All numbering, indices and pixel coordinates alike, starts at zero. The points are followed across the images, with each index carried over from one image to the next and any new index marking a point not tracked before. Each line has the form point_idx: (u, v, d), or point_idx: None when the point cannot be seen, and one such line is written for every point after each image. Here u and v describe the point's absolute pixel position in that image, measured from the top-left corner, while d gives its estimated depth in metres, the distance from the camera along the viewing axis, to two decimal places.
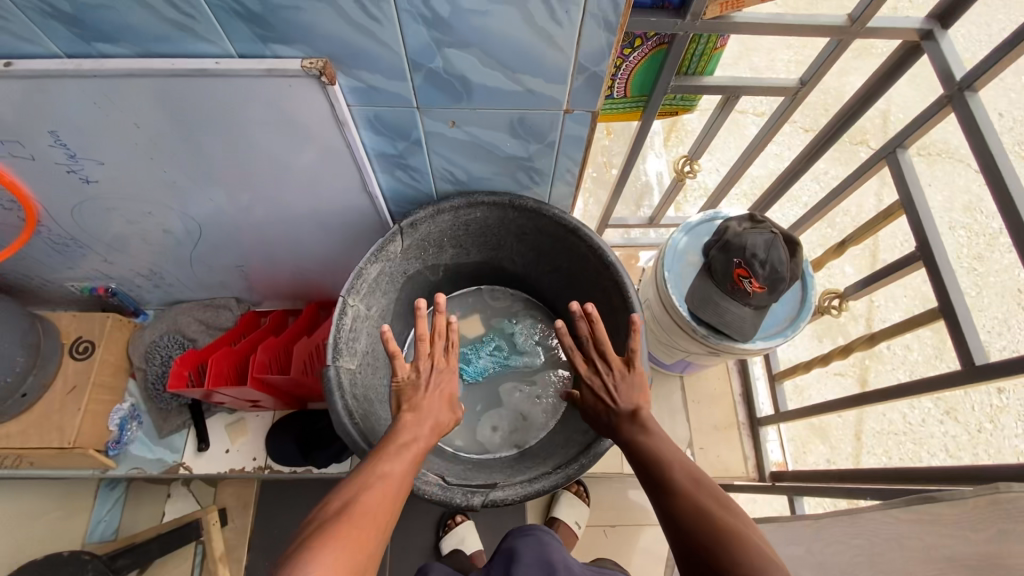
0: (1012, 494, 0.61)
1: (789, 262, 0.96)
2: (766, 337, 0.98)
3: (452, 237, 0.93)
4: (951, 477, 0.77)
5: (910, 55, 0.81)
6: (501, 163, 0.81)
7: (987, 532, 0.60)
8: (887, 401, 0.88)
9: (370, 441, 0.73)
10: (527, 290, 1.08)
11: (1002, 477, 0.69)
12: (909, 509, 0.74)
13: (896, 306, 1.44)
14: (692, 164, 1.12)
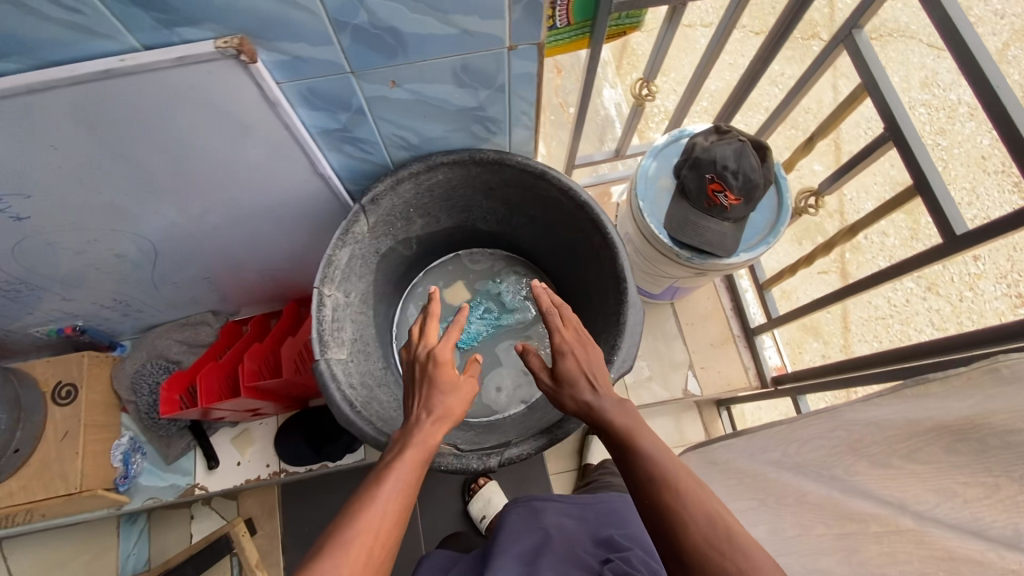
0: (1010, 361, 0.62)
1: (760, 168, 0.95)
2: (750, 248, 0.98)
3: (418, 206, 0.89)
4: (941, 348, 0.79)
5: None
6: (453, 119, 0.77)
7: (980, 401, 0.62)
8: (873, 288, 0.89)
9: (376, 426, 0.72)
10: (505, 246, 1.06)
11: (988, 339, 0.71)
12: (896, 396, 0.74)
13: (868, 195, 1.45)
14: (649, 85, 1.08)
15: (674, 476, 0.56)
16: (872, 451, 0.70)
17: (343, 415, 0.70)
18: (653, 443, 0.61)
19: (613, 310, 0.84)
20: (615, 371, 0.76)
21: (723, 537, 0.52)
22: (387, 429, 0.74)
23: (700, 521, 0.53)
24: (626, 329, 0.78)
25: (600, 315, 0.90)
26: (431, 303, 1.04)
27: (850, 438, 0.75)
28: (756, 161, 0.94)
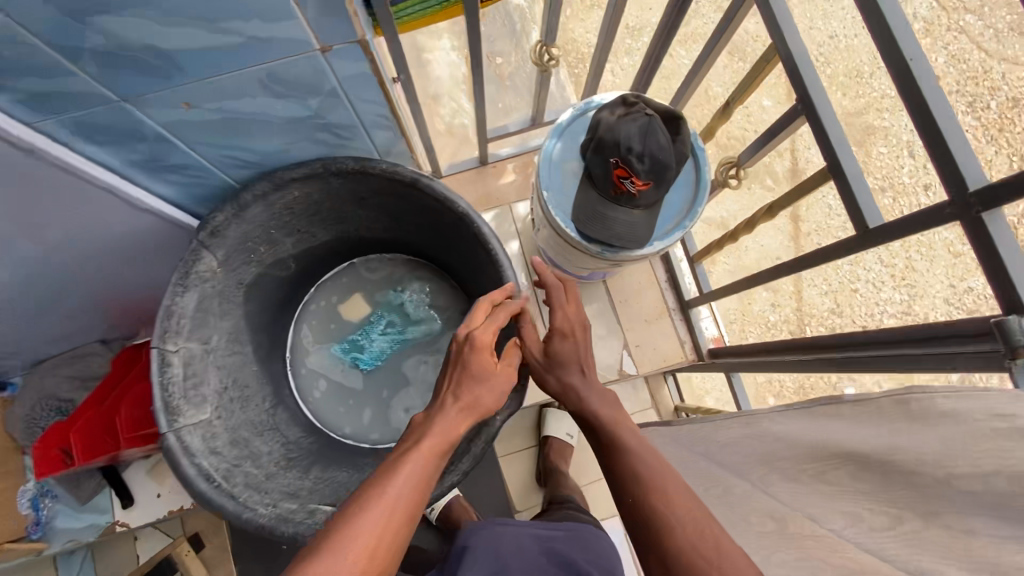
0: (923, 393, 0.52)
1: (672, 144, 0.83)
2: (665, 236, 0.89)
3: (280, 226, 0.77)
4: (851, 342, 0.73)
5: None
6: (289, 132, 0.64)
7: (883, 431, 0.54)
8: (793, 272, 0.80)
9: (241, 499, 0.65)
10: (403, 251, 0.95)
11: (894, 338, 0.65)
12: (808, 411, 0.66)
13: None
14: (550, 49, 0.93)
15: (659, 467, 0.66)
16: (784, 464, 0.65)
17: (198, 491, 0.63)
18: (636, 439, 0.70)
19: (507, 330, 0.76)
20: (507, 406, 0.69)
21: (708, 538, 0.57)
22: (257, 496, 0.67)
23: (680, 510, 0.60)
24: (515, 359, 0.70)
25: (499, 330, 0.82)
26: (326, 322, 0.94)
27: (763, 449, 0.70)
28: (666, 138, 0.81)
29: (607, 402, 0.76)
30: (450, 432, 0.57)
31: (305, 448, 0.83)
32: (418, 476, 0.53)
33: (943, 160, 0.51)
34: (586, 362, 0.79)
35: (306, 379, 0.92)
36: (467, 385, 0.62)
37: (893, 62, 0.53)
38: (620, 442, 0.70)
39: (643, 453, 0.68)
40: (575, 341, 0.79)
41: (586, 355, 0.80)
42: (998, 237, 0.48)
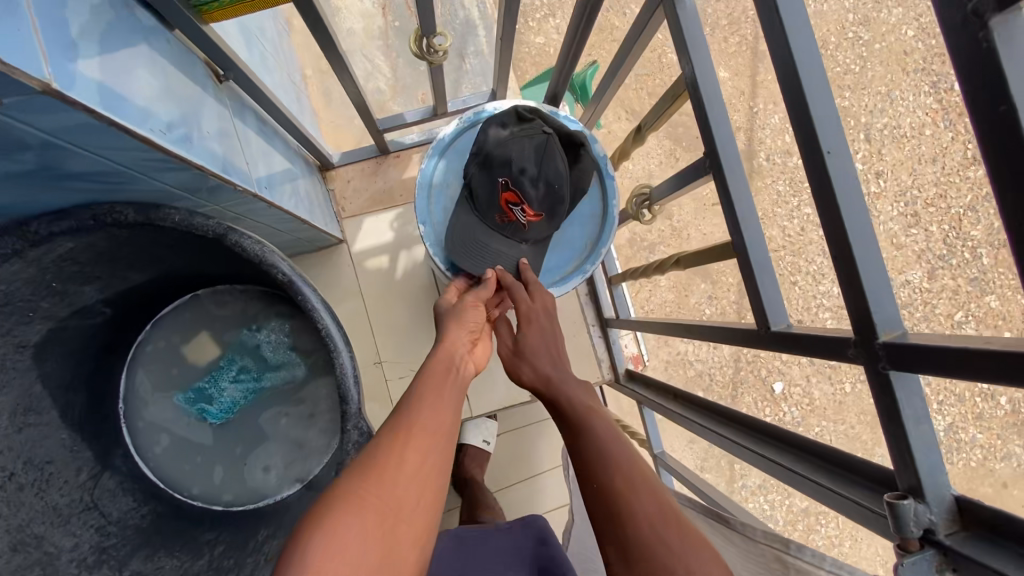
0: (801, 561, 0.44)
1: (570, 174, 0.73)
2: (561, 280, 0.77)
3: (63, 278, 0.60)
4: (745, 424, 0.67)
5: None
6: (16, 176, 0.46)
7: None
8: (692, 337, 0.72)
9: None
10: (257, 284, 0.79)
11: (784, 438, 0.58)
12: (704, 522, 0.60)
13: None
14: (433, 38, 0.76)
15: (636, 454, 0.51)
16: None
17: None
18: (607, 424, 0.54)
19: None
20: None
21: (673, 526, 0.44)
22: None
23: (644, 499, 0.46)
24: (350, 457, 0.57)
25: None
26: (167, 366, 0.80)
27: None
28: (560, 162, 0.71)
29: (580, 382, 0.62)
30: (457, 355, 0.60)
31: (132, 526, 0.70)
32: (439, 401, 0.51)
33: (851, 285, 0.40)
34: (552, 342, 0.66)
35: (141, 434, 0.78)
36: (461, 325, 0.64)
37: (809, 149, 0.41)
38: (589, 422, 0.54)
39: (617, 435, 0.52)
40: (541, 308, 0.68)
41: (556, 331, 0.67)
42: (902, 399, 0.39)
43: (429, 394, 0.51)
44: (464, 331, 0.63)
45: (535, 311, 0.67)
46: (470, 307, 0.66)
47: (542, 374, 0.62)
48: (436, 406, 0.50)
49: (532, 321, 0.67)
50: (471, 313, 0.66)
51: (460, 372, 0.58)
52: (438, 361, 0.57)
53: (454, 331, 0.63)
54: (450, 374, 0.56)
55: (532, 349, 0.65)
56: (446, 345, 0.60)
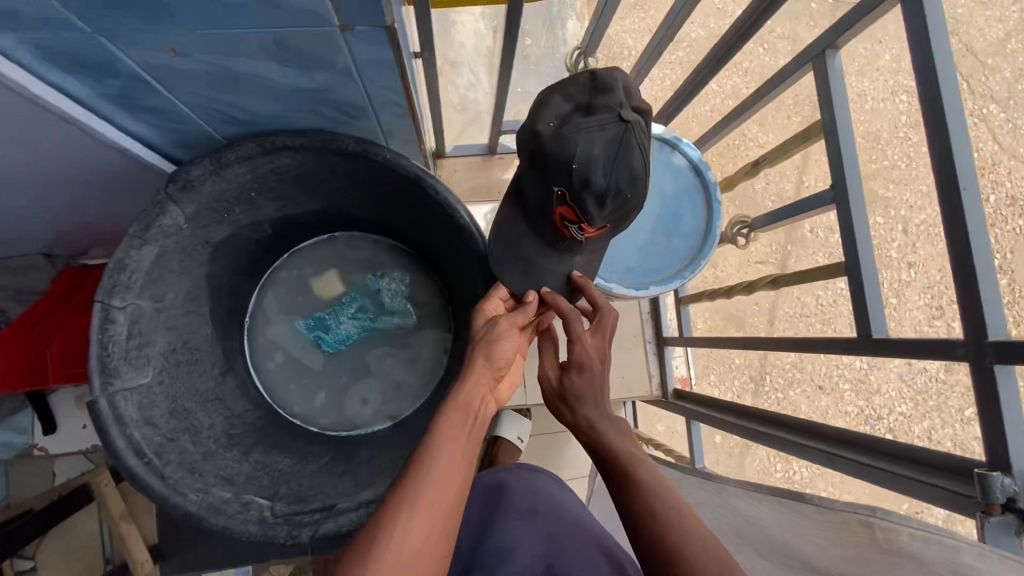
0: (886, 522, 0.55)
1: (639, 177, 0.68)
2: (663, 281, 0.86)
3: (262, 190, 0.70)
4: (821, 433, 0.76)
5: None
6: (289, 98, 0.57)
7: (846, 551, 0.57)
8: (774, 351, 0.82)
9: (171, 480, 0.60)
10: (392, 236, 0.89)
11: (863, 441, 0.69)
12: (773, 496, 0.70)
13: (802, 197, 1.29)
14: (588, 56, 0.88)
15: (676, 511, 0.56)
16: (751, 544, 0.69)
17: (124, 465, 0.58)
18: (654, 476, 0.59)
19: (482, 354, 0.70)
20: None
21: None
22: (185, 479, 0.62)
23: (709, 563, 0.52)
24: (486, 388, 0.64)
25: None
26: (295, 293, 0.89)
27: (739, 526, 0.72)
28: (635, 154, 0.66)
29: (624, 431, 0.63)
30: (471, 396, 0.59)
31: (250, 423, 0.78)
32: (454, 457, 0.53)
33: (969, 299, 0.50)
34: (599, 386, 0.64)
35: (257, 349, 0.86)
36: (487, 362, 0.63)
37: (946, 187, 0.52)
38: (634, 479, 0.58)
39: (661, 495, 0.56)
40: (594, 358, 0.65)
41: (597, 377, 0.64)
42: (1002, 391, 0.48)
43: (444, 446, 0.53)
44: (489, 370, 0.63)
45: (584, 352, 0.65)
46: (501, 339, 0.65)
47: (587, 415, 0.64)
48: (451, 463, 0.52)
49: (586, 363, 0.65)
50: (500, 348, 0.64)
51: (481, 409, 0.59)
52: (459, 402, 0.58)
53: (480, 369, 0.62)
54: (471, 418, 0.57)
55: (578, 387, 0.65)
56: (468, 384, 0.61)
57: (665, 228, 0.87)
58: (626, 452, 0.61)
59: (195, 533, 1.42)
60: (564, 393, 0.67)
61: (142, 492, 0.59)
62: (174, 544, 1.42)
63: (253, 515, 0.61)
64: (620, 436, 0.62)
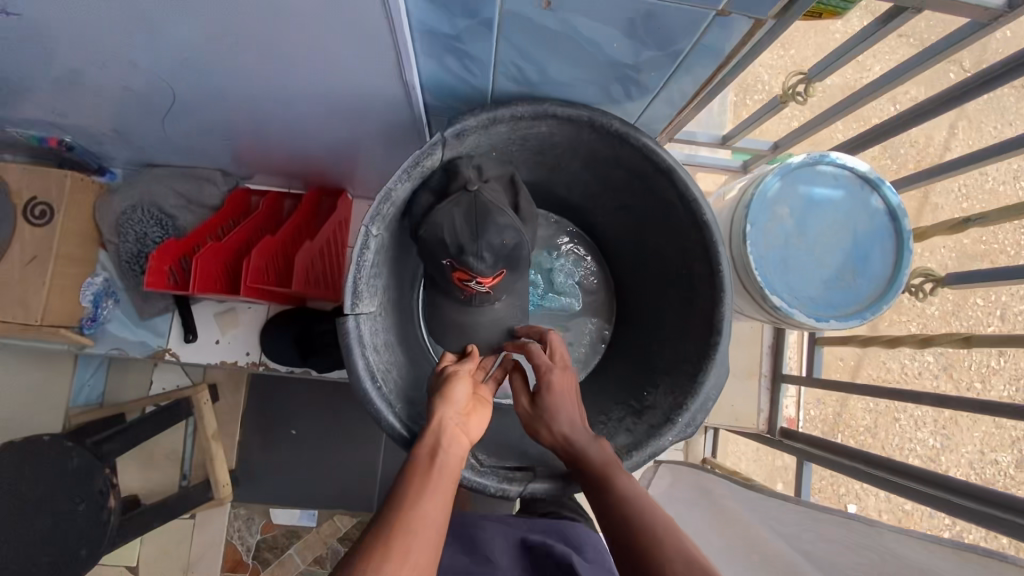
0: None
1: (510, 221, 0.65)
2: (842, 317, 0.86)
3: (502, 151, 0.72)
4: (991, 498, 0.79)
5: None
6: (594, 69, 0.59)
7: None
8: (966, 409, 0.83)
9: (394, 408, 0.62)
10: (576, 218, 0.90)
11: None
12: (956, 550, 0.69)
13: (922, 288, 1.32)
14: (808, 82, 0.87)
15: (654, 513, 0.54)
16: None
17: (362, 389, 0.60)
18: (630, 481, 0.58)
19: (686, 354, 0.70)
20: (672, 434, 0.64)
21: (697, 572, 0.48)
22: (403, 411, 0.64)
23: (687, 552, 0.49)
24: (703, 387, 0.64)
25: (657, 340, 0.77)
26: None
27: (876, 567, 0.73)
28: (499, 215, 0.64)
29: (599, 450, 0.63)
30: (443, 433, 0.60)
31: (425, 371, 0.81)
32: (433, 503, 0.52)
33: None
34: (570, 405, 0.66)
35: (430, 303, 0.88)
36: (451, 404, 0.64)
37: None
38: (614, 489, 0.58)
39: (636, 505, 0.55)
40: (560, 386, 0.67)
41: (560, 397, 0.65)
42: None
43: (419, 493, 0.53)
44: (452, 410, 0.63)
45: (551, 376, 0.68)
46: (456, 384, 0.65)
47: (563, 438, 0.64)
48: (434, 505, 0.52)
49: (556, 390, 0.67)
50: (457, 392, 0.64)
51: (454, 448, 0.59)
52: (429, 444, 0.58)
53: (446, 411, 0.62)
54: (446, 459, 0.57)
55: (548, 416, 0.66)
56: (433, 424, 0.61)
57: (852, 266, 0.87)
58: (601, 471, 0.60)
59: (269, 467, 1.45)
60: (534, 424, 0.67)
61: (372, 416, 0.61)
62: (248, 473, 1.44)
63: (465, 465, 0.65)
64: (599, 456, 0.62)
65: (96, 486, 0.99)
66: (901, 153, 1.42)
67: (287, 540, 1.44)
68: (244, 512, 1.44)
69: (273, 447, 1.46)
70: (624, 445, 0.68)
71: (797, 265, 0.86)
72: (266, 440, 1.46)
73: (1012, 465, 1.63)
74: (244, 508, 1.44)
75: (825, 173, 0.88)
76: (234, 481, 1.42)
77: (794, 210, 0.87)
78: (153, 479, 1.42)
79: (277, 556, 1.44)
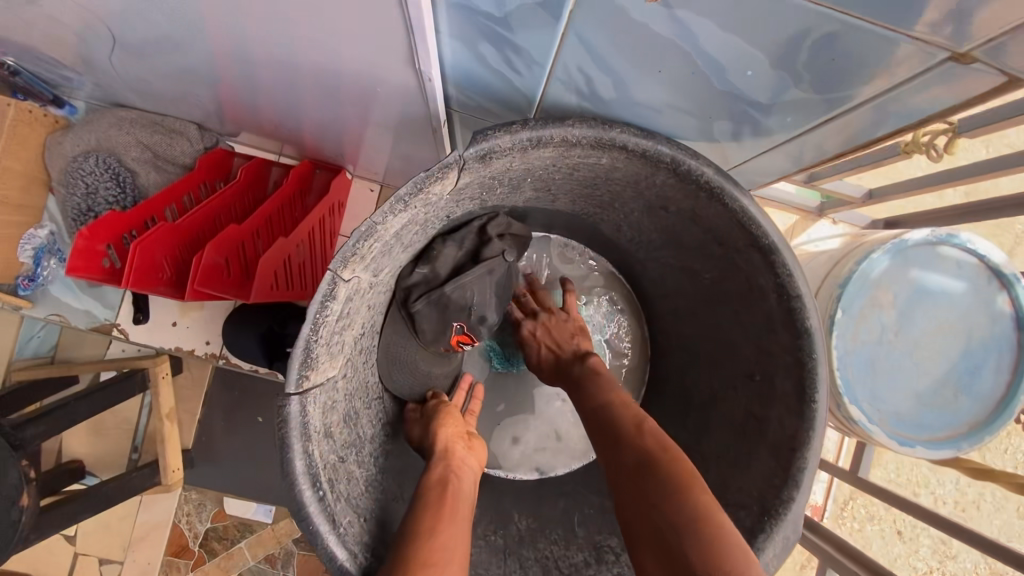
0: None
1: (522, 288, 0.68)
2: (931, 441, 0.68)
3: (541, 178, 0.53)
4: None
5: None
6: (700, 98, 0.39)
7: None
8: None
9: (339, 522, 0.45)
10: (618, 262, 0.71)
11: None
12: None
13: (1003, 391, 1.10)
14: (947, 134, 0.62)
15: (633, 425, 0.50)
16: None
17: (298, 500, 0.43)
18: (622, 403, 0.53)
19: (741, 492, 0.52)
20: None
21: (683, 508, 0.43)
22: (352, 521, 0.47)
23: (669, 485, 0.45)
24: (762, 555, 0.47)
25: (700, 448, 0.60)
26: None
27: None
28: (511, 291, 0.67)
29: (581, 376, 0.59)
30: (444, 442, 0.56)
31: (400, 435, 0.64)
32: (453, 531, 0.47)
33: None
34: (557, 329, 0.65)
35: None
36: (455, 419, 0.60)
37: None
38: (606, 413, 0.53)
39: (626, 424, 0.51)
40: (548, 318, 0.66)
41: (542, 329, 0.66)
42: None
43: (431, 515, 0.47)
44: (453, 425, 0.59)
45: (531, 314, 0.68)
46: (451, 411, 0.61)
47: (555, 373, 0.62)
48: (454, 535, 0.47)
49: (545, 325, 0.66)
50: (451, 420, 0.60)
51: (462, 468, 0.54)
52: (438, 469, 0.53)
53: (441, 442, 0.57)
54: (450, 480, 0.52)
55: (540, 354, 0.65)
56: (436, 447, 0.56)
57: (958, 380, 0.69)
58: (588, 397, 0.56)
59: (227, 454, 1.31)
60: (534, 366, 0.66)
61: (307, 536, 0.43)
62: (204, 456, 1.31)
63: None
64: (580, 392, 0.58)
65: (9, 480, 0.84)
66: None
67: (238, 533, 1.32)
68: (196, 496, 1.32)
69: (234, 434, 1.31)
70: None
71: (890, 370, 0.68)
72: (226, 426, 1.31)
73: None
74: (197, 492, 1.32)
75: (946, 257, 0.68)
76: (188, 463, 1.29)
77: (900, 300, 0.67)
78: (101, 447, 1.30)
79: (225, 549, 1.32)
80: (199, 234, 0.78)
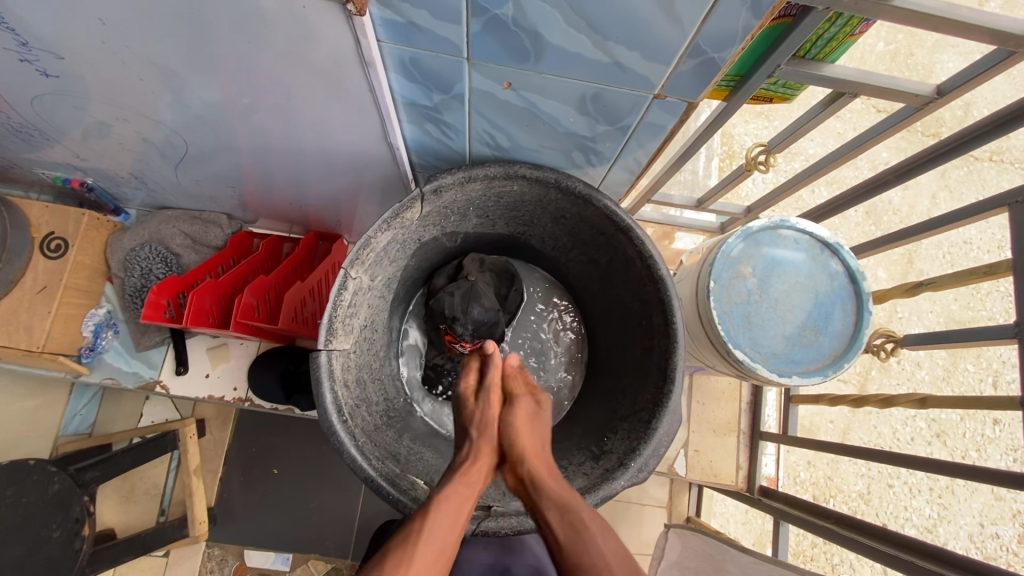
0: None
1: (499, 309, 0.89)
2: (804, 372, 0.89)
3: (479, 207, 0.79)
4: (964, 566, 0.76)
5: (1009, 125, 0.74)
6: (556, 139, 0.66)
7: None
8: (937, 469, 0.84)
9: (359, 444, 0.65)
10: (554, 271, 0.96)
11: None
12: None
13: (919, 320, 1.50)
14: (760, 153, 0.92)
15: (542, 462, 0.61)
16: None
17: (327, 421, 0.63)
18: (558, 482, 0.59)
19: (644, 401, 0.73)
20: (625, 478, 0.65)
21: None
22: (367, 446, 0.66)
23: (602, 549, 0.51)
24: (655, 433, 0.67)
25: (622, 385, 0.80)
26: None
27: None
28: (489, 304, 0.86)
29: (554, 494, 0.58)
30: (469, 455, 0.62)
31: (398, 412, 0.84)
32: (442, 539, 0.51)
33: None
34: (538, 433, 0.64)
35: (419, 351, 0.94)
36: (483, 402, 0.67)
37: None
38: (585, 539, 0.52)
39: (602, 571, 0.49)
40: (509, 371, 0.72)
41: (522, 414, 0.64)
42: None
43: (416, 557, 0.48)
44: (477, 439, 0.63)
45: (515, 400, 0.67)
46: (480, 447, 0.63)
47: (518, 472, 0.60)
48: (447, 533, 0.52)
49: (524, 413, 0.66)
50: (484, 459, 0.62)
51: (468, 501, 0.56)
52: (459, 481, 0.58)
53: (460, 479, 0.59)
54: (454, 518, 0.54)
55: (514, 449, 0.62)
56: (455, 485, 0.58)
57: (814, 324, 0.91)
58: (567, 518, 0.55)
59: (247, 507, 1.44)
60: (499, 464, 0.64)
61: (336, 449, 0.63)
62: (228, 512, 1.43)
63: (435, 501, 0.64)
64: (556, 508, 0.56)
65: (73, 514, 1.01)
66: (880, 223, 1.55)
67: None
68: (218, 552, 1.42)
69: (251, 489, 1.45)
70: (578, 487, 0.68)
71: (761, 321, 0.91)
72: (244, 481, 1.45)
73: (1015, 541, 1.55)
74: (219, 548, 1.42)
75: (786, 237, 0.93)
76: (211, 519, 1.41)
77: (757, 270, 0.92)
78: (130, 514, 1.41)
79: None
80: (234, 288, 1.02)
